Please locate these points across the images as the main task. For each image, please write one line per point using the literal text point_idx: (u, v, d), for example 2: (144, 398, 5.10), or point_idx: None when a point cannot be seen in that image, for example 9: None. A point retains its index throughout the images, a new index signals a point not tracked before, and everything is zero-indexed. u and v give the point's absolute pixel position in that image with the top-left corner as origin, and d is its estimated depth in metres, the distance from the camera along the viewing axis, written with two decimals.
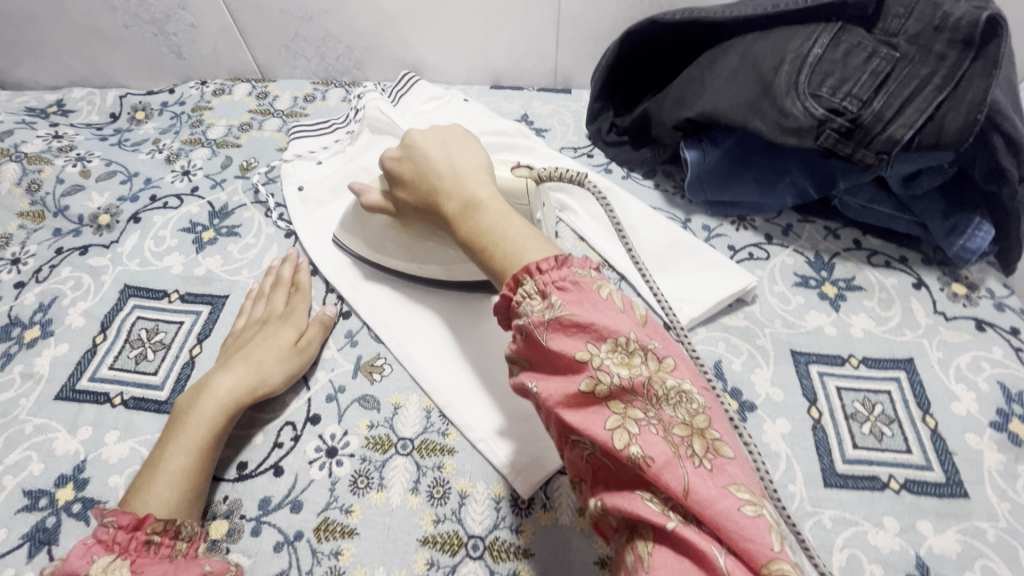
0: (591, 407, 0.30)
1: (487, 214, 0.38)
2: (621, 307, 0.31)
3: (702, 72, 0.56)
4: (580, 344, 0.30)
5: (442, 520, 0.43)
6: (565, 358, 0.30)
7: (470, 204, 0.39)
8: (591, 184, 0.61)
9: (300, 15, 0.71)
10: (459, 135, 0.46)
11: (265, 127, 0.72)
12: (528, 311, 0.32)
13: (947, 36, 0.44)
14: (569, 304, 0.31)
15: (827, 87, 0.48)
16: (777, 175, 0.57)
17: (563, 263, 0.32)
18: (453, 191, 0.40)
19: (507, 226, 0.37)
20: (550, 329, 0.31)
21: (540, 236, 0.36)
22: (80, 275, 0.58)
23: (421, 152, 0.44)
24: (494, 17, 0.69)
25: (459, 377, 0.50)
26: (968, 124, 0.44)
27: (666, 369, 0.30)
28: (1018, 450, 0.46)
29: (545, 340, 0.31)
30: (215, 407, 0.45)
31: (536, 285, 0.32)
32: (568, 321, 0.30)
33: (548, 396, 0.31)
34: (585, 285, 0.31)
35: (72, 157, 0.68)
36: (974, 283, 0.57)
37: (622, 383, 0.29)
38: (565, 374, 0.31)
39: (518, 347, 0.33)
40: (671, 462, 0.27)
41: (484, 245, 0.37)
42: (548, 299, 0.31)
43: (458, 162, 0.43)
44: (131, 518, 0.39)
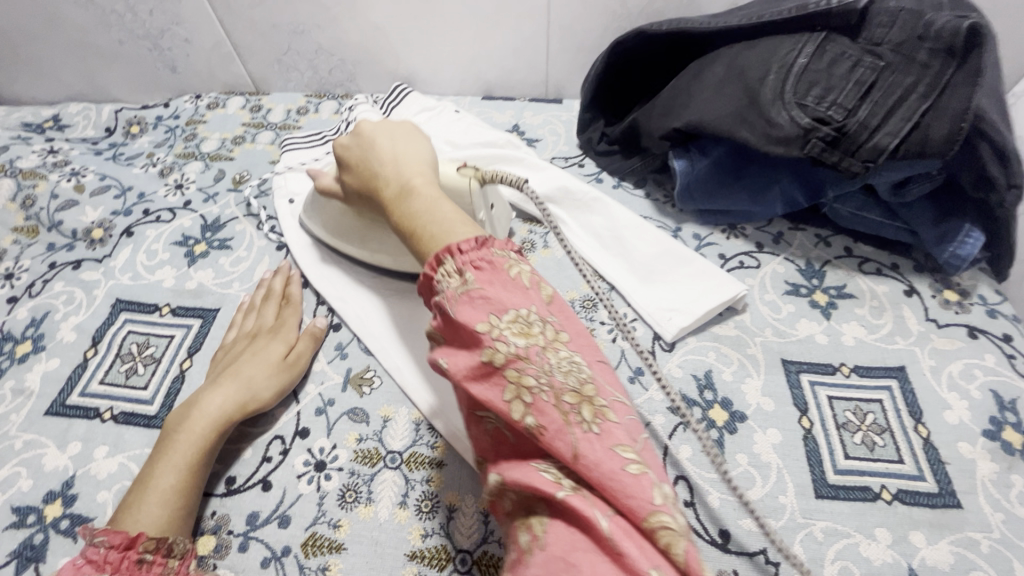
0: (492, 379, 0.30)
1: (419, 199, 0.38)
2: (527, 286, 0.32)
3: (689, 83, 0.56)
4: (485, 318, 0.30)
5: (430, 534, 0.43)
6: (471, 331, 0.30)
7: (405, 189, 0.40)
8: (579, 195, 0.62)
9: (292, 29, 0.72)
10: (409, 131, 0.47)
11: (258, 140, 0.72)
12: (444, 288, 0.32)
13: (930, 45, 0.44)
14: (480, 281, 0.31)
15: (813, 97, 0.48)
16: (767, 184, 0.57)
17: (483, 244, 0.33)
18: (391, 178, 0.41)
19: (438, 212, 0.37)
20: (460, 304, 0.31)
21: (467, 221, 0.36)
22: (73, 290, 0.58)
23: (369, 141, 0.45)
24: (483, 30, 0.69)
25: (399, 359, 0.52)
26: (953, 132, 0.44)
27: (561, 343, 0.31)
28: (1012, 459, 0.46)
29: (454, 314, 0.31)
30: (205, 423, 0.45)
31: (456, 263, 0.33)
32: (477, 296, 0.31)
33: (454, 369, 0.31)
34: (499, 265, 0.32)
35: (66, 172, 0.69)
36: (966, 290, 0.56)
37: (518, 352, 0.29)
38: (470, 348, 0.31)
39: (433, 325, 0.34)
40: (562, 429, 0.28)
41: (413, 229, 0.37)
42: (462, 276, 0.32)
43: (402, 152, 0.43)
44: (124, 537, 0.39)
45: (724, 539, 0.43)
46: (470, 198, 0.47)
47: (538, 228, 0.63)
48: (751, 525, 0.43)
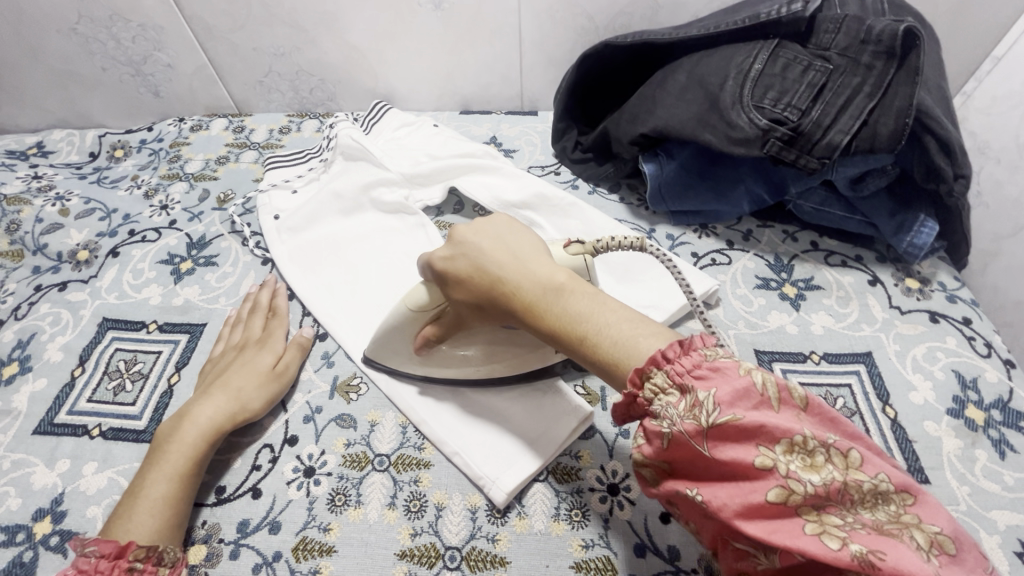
0: (783, 516, 0.27)
1: (576, 299, 0.36)
2: (780, 398, 0.28)
3: (654, 90, 0.59)
4: (754, 450, 0.27)
5: (419, 533, 0.44)
6: (739, 465, 0.28)
7: (552, 289, 0.37)
8: (555, 201, 0.64)
9: (272, 52, 0.74)
10: (506, 224, 0.42)
11: (241, 160, 0.74)
12: (673, 416, 0.30)
13: (872, 48, 0.48)
14: (726, 405, 0.28)
15: (769, 99, 0.51)
16: (732, 183, 0.59)
17: (690, 353, 0.31)
18: (526, 285, 0.38)
19: (609, 314, 0.35)
20: (712, 436, 0.28)
21: (642, 322, 0.35)
22: (59, 311, 0.59)
23: (467, 248, 0.41)
24: (458, 48, 0.72)
25: (513, 455, 0.46)
26: (898, 126, 0.47)
27: (855, 465, 0.26)
28: (975, 435, 0.48)
29: (708, 449, 0.28)
30: (196, 433, 0.46)
31: (668, 379, 0.31)
32: (731, 427, 0.28)
33: (725, 508, 0.28)
34: (731, 377, 0.29)
35: (51, 197, 0.70)
36: (926, 278, 0.59)
37: (816, 490, 0.26)
38: (746, 482, 0.28)
39: (663, 456, 0.31)
40: (903, 562, 0.24)
41: (585, 334, 0.35)
42: (695, 400, 0.29)
43: (518, 253, 0.40)
44: (114, 546, 0.40)
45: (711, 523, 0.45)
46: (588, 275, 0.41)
47: None
48: None
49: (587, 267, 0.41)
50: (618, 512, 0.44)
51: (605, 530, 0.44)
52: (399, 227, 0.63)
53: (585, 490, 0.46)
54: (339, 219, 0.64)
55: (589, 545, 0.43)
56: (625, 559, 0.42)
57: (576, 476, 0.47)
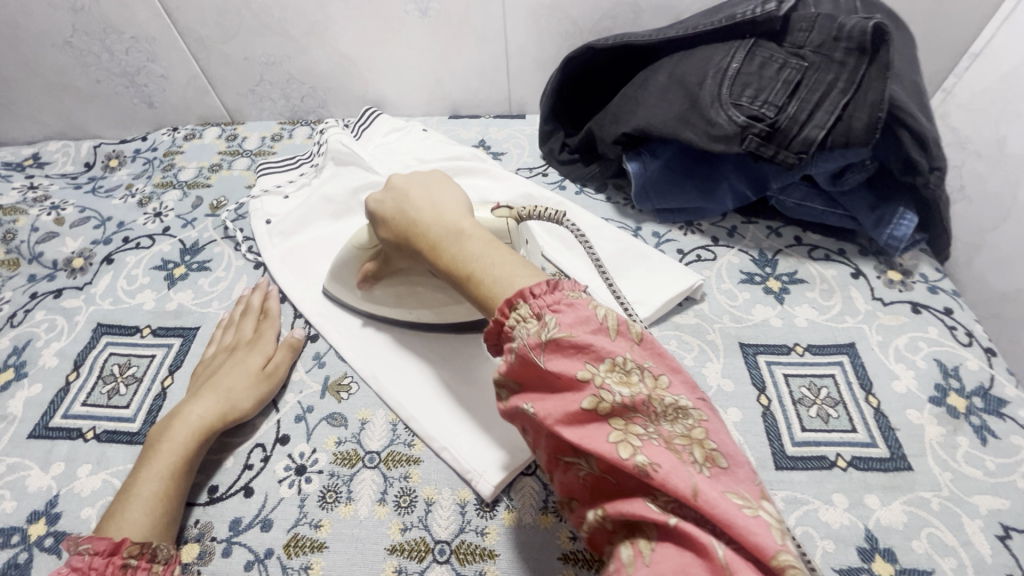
0: (593, 424, 0.30)
1: (471, 242, 0.40)
2: (616, 328, 0.32)
3: (635, 91, 0.60)
4: (580, 365, 0.31)
5: (409, 528, 0.44)
6: (567, 378, 0.31)
7: (454, 233, 0.41)
8: (542, 201, 0.65)
9: (263, 61, 0.75)
10: (440, 179, 0.48)
11: (234, 167, 0.75)
12: (523, 334, 0.33)
13: (845, 44, 0.49)
14: (564, 326, 0.32)
15: (746, 97, 0.52)
16: (716, 181, 0.60)
17: (556, 288, 0.33)
18: (434, 227, 0.42)
19: (495, 254, 0.38)
20: (550, 352, 0.31)
21: (523, 264, 0.37)
22: (54, 317, 0.60)
23: (398, 194, 0.46)
24: (446, 54, 0.73)
25: (447, 418, 0.50)
26: (872, 120, 0.48)
27: (662, 386, 0.30)
28: (957, 422, 0.49)
29: (544, 362, 0.32)
30: (188, 432, 0.47)
31: (530, 308, 0.33)
32: (567, 344, 0.31)
33: (547, 415, 0.31)
34: (579, 306, 0.32)
35: (47, 206, 0.71)
36: (908, 270, 0.60)
37: (623, 401, 0.30)
38: (566, 393, 0.31)
39: (508, 371, 0.34)
40: (675, 466, 0.28)
41: (470, 272, 0.38)
42: (543, 321, 0.32)
43: (439, 202, 0.44)
44: (108, 543, 0.40)
45: None
46: (509, 237, 0.45)
47: None
48: None
49: (509, 230, 0.44)
50: None
51: None
52: None
53: None
54: (330, 222, 0.66)
55: (577, 536, 0.44)
56: None
57: None
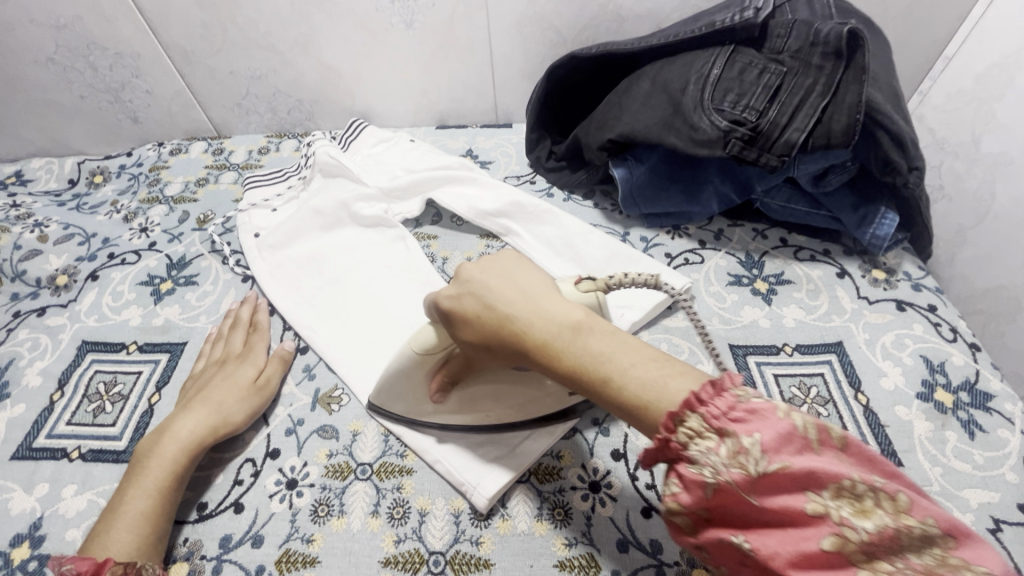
0: (837, 568, 0.24)
1: (597, 341, 0.34)
2: (819, 437, 0.26)
3: (620, 98, 0.61)
4: (802, 495, 0.26)
5: (403, 540, 0.44)
6: (789, 513, 0.26)
7: (571, 331, 0.34)
8: (530, 208, 0.65)
9: (249, 75, 0.75)
10: (516, 260, 0.40)
11: (221, 181, 0.75)
12: (707, 457, 0.28)
13: (821, 49, 0.50)
14: (765, 445, 0.26)
15: (728, 102, 0.53)
16: (701, 185, 0.61)
17: (725, 392, 0.28)
18: (541, 325, 0.35)
19: (629, 353, 0.33)
20: (758, 484, 0.26)
21: (668, 363, 0.32)
22: (38, 336, 0.59)
23: (475, 282, 0.38)
24: (432, 65, 0.74)
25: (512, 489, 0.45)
26: (850, 123, 0.49)
27: (904, 508, 0.25)
28: (944, 417, 0.49)
29: (756, 498, 0.26)
30: (177, 447, 0.46)
31: (705, 422, 0.28)
32: (777, 470, 0.26)
33: (772, 557, 0.26)
34: (767, 415, 0.27)
35: (30, 224, 0.70)
36: (892, 269, 0.61)
37: (870, 539, 0.24)
38: (790, 527, 0.26)
39: (697, 503, 0.29)
40: None
41: (608, 374, 0.32)
42: (730, 441, 0.27)
43: (532, 291, 0.37)
44: (91, 563, 0.38)
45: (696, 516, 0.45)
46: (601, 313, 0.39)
47: (495, 243, 0.66)
48: None
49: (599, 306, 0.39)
50: (600, 509, 0.45)
51: (587, 528, 0.44)
52: (380, 240, 0.65)
53: (567, 488, 0.46)
54: (320, 233, 0.65)
55: (572, 543, 0.43)
56: (608, 554, 0.43)
57: (558, 475, 0.47)
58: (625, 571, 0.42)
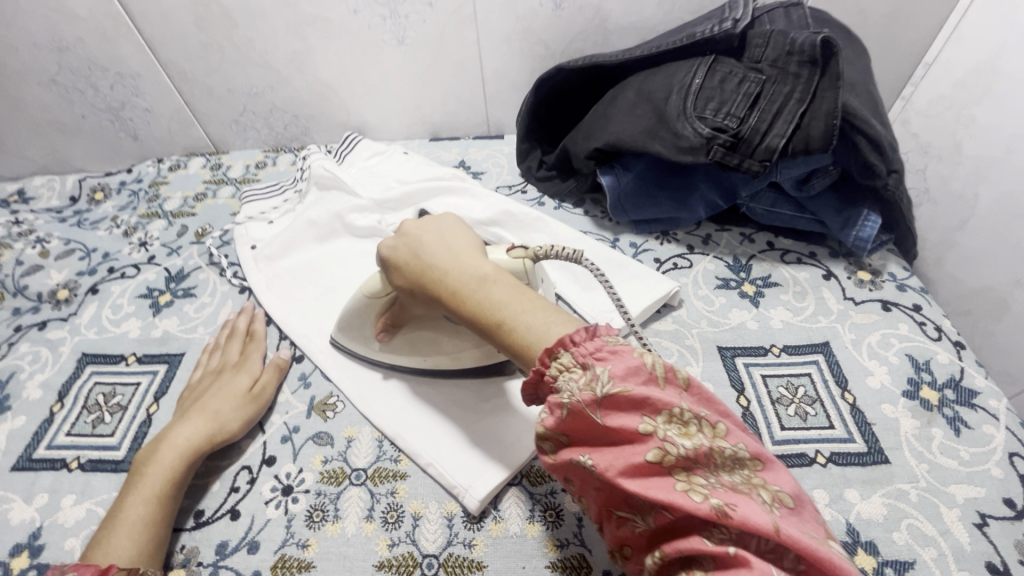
0: (656, 475, 0.29)
1: (497, 289, 0.39)
2: (665, 374, 0.31)
3: (606, 108, 0.63)
4: (638, 417, 0.30)
5: (396, 543, 0.44)
6: (626, 432, 0.30)
7: (476, 279, 0.40)
8: (521, 217, 0.66)
9: (246, 92, 0.77)
10: (455, 224, 0.47)
11: (219, 196, 0.76)
12: (570, 387, 0.31)
13: (798, 58, 0.52)
14: (615, 375, 0.30)
15: (710, 110, 0.54)
16: (688, 192, 0.62)
17: (595, 335, 0.33)
18: (453, 274, 0.41)
19: (521, 299, 0.38)
20: (606, 406, 0.30)
21: (553, 311, 0.37)
22: (39, 349, 0.60)
23: (407, 238, 0.45)
24: (424, 80, 0.76)
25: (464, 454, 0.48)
26: (828, 128, 0.51)
27: (721, 434, 0.29)
28: (930, 414, 0.50)
29: (601, 418, 0.30)
30: (174, 455, 0.47)
31: (572, 356, 0.32)
32: (622, 397, 0.30)
33: (608, 466, 0.30)
34: (623, 353, 0.31)
35: (32, 240, 0.71)
36: (877, 270, 0.62)
37: (687, 454, 0.29)
38: (626, 444, 0.30)
39: (558, 425, 0.32)
40: (745, 507, 0.27)
41: (501, 319, 0.37)
42: (590, 372, 0.31)
43: (455, 249, 0.43)
44: (94, 569, 0.38)
45: None
46: (527, 278, 0.44)
47: None
48: None
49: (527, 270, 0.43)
50: None
51: (578, 529, 0.44)
52: (374, 249, 0.66)
53: (558, 490, 0.47)
54: (316, 244, 0.67)
55: (564, 543, 0.44)
56: (599, 554, 0.43)
57: (549, 477, 0.48)
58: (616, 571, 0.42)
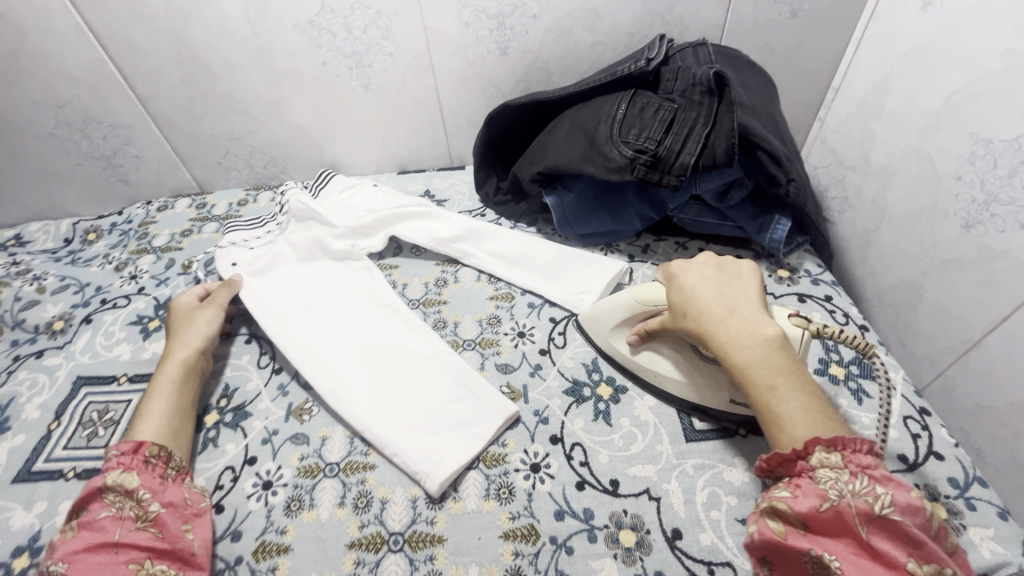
0: None
1: (780, 362, 0.43)
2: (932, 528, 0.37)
3: (547, 137, 0.71)
4: (907, 553, 0.35)
5: (366, 524, 0.50)
6: (885, 554, 0.35)
7: (759, 344, 0.44)
8: (480, 230, 0.75)
9: (228, 137, 0.85)
10: (743, 279, 0.51)
11: (204, 231, 0.83)
12: (841, 490, 0.37)
13: (700, 89, 0.61)
14: (896, 505, 0.36)
15: (632, 134, 0.63)
16: (623, 206, 0.70)
17: (874, 459, 0.39)
18: (735, 331, 0.46)
19: (794, 379, 0.42)
20: (876, 525, 0.36)
21: (822, 408, 0.41)
22: (36, 375, 0.65)
23: (695, 269, 0.53)
24: (389, 120, 0.84)
25: (423, 447, 0.53)
26: (729, 146, 0.59)
27: None
28: (837, 387, 0.57)
29: (868, 532, 0.36)
30: (175, 364, 0.58)
31: (843, 459, 0.38)
32: (898, 529, 0.35)
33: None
34: (903, 490, 0.37)
35: (29, 278, 0.78)
36: (794, 268, 0.70)
37: None
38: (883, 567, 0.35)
39: (812, 513, 0.38)
40: None
41: (774, 384, 0.42)
42: (867, 488, 0.37)
43: (743, 304, 0.48)
44: (130, 445, 0.50)
45: (615, 488, 0.51)
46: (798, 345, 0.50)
47: (449, 268, 0.75)
48: (636, 472, 0.52)
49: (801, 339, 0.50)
50: (540, 486, 0.51)
51: (529, 502, 0.50)
52: (347, 271, 0.73)
53: (511, 470, 0.53)
54: (297, 265, 0.73)
55: (515, 515, 0.49)
56: (547, 523, 0.49)
57: (503, 460, 0.53)
58: (561, 535, 0.48)
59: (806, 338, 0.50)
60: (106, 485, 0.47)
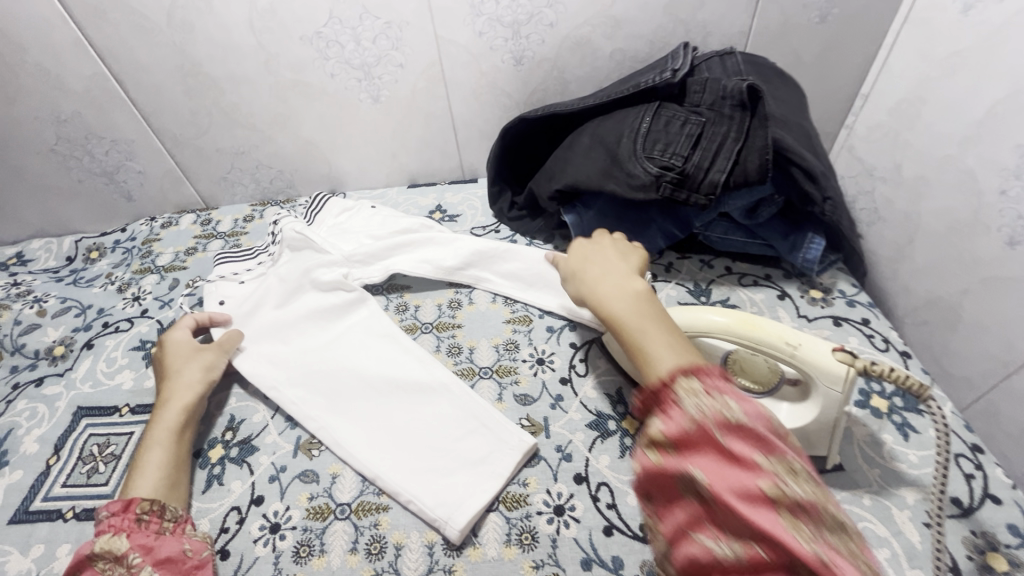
0: (763, 506, 0.30)
1: (649, 312, 0.44)
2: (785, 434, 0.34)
3: (565, 152, 0.68)
4: (760, 452, 0.32)
5: (380, 573, 0.46)
6: (744, 459, 0.31)
7: (631, 299, 0.46)
8: (491, 253, 0.71)
9: (233, 151, 0.83)
10: (625, 254, 0.54)
11: (208, 249, 0.80)
12: (697, 406, 0.34)
13: (731, 102, 0.58)
14: (744, 409, 0.33)
15: (657, 150, 0.59)
16: (645, 223, 0.67)
17: (724, 375, 0.36)
18: (612, 290, 0.48)
19: (664, 325, 0.43)
20: (732, 431, 0.32)
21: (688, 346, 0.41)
22: (35, 405, 0.63)
23: (588, 246, 0.56)
24: (399, 132, 0.81)
25: (441, 490, 0.50)
26: (762, 162, 0.55)
27: (830, 500, 0.31)
28: (881, 421, 0.53)
29: (725, 437, 0.32)
30: (176, 408, 0.56)
31: (700, 383, 0.35)
32: (750, 430, 0.32)
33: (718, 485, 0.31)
34: (752, 401, 0.35)
35: (30, 299, 0.76)
36: (827, 288, 0.66)
37: (802, 498, 0.30)
38: (737, 471, 0.31)
39: (672, 434, 0.34)
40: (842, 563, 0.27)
41: (644, 328, 0.43)
42: (720, 399, 0.34)
43: (620, 271, 0.50)
44: (120, 504, 0.48)
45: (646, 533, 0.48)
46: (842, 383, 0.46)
47: (463, 290, 0.71)
48: None
49: (843, 377, 0.46)
50: (564, 531, 0.48)
51: (553, 549, 0.47)
52: (341, 303, 0.68)
53: (534, 514, 0.49)
54: (275, 311, 0.67)
55: (539, 564, 0.46)
56: (573, 573, 0.46)
57: (525, 502, 0.50)
58: None
59: (851, 377, 0.46)
60: (98, 551, 0.46)
